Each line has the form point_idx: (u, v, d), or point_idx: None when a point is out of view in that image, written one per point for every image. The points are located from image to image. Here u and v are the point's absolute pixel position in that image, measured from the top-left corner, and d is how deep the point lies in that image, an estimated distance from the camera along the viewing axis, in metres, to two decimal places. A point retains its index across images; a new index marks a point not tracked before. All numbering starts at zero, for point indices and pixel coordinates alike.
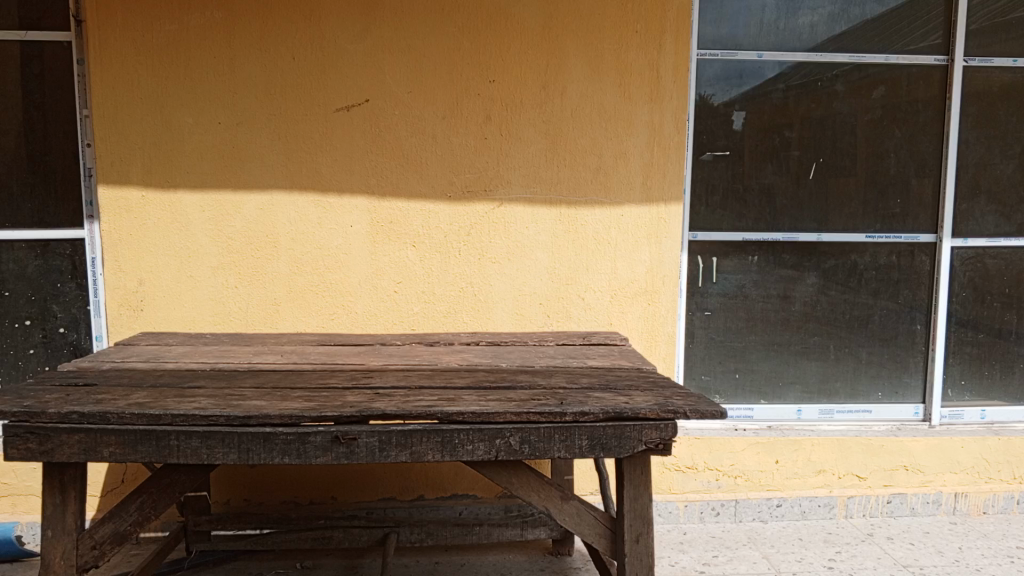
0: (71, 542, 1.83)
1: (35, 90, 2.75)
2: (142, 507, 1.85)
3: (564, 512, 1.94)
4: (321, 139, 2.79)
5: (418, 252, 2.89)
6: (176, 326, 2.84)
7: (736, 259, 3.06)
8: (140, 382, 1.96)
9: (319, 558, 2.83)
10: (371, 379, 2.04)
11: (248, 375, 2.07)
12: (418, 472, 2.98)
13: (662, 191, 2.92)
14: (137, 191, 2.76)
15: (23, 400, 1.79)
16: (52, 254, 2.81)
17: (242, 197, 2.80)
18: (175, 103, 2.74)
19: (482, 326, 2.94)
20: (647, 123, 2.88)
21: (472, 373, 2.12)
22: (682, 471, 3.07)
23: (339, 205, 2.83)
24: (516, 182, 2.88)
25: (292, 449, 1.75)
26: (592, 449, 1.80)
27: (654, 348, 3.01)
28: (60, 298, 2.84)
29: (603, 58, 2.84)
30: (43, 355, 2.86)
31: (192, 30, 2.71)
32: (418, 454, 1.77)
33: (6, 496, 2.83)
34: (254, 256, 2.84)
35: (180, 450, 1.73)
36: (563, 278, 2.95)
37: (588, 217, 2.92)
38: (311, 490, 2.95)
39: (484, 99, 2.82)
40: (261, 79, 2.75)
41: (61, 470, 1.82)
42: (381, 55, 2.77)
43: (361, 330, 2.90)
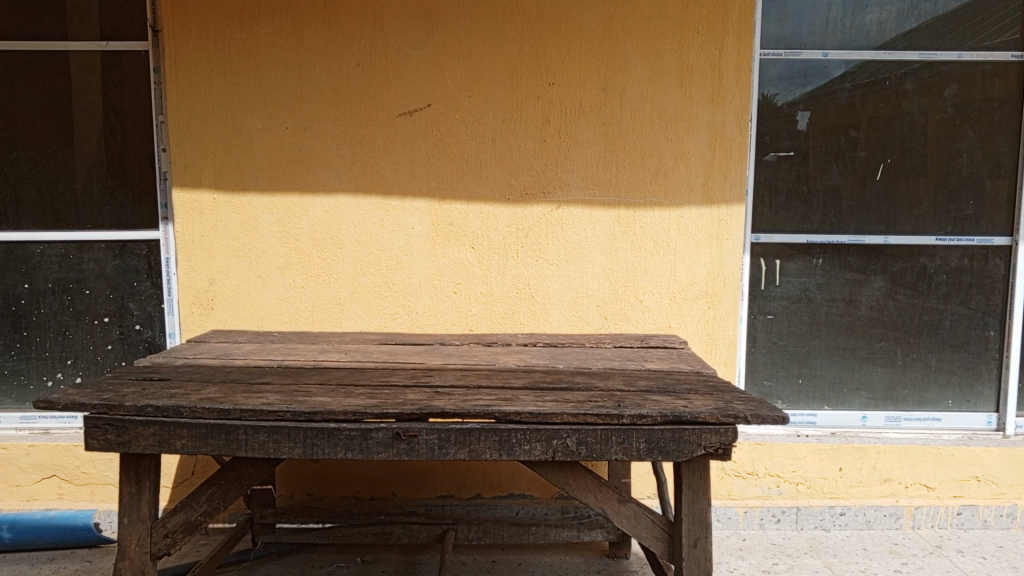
0: (145, 530, 1.92)
1: (115, 97, 2.88)
2: (212, 498, 1.92)
3: (620, 515, 1.94)
4: (384, 142, 2.85)
5: (476, 254, 2.92)
6: (245, 324, 2.93)
7: (800, 262, 3.00)
8: (210, 378, 2.04)
9: (378, 553, 2.88)
10: (431, 377, 2.07)
11: (313, 372, 2.13)
12: (476, 471, 3.02)
13: (723, 193, 2.89)
14: (209, 194, 2.86)
15: (103, 394, 1.88)
16: (129, 254, 2.94)
17: (308, 200, 2.88)
18: (245, 109, 2.83)
19: (539, 327, 2.96)
20: (708, 124, 2.85)
21: (530, 374, 2.14)
22: (742, 477, 3.02)
23: (401, 207, 2.89)
24: (574, 184, 2.89)
25: (355, 445, 1.79)
26: (650, 452, 1.80)
27: (714, 352, 2.97)
28: (136, 296, 2.97)
29: (664, 59, 2.83)
30: (119, 350, 3.00)
31: (261, 38, 2.80)
32: (476, 453, 1.79)
33: (86, 485, 2.97)
34: (320, 257, 2.91)
35: (248, 444, 1.79)
36: (622, 280, 2.94)
37: (647, 219, 2.91)
38: (372, 486, 3.01)
39: (543, 102, 2.84)
40: (326, 84, 2.82)
41: (137, 460, 1.91)
42: (442, 60, 2.81)
43: (421, 330, 2.95)
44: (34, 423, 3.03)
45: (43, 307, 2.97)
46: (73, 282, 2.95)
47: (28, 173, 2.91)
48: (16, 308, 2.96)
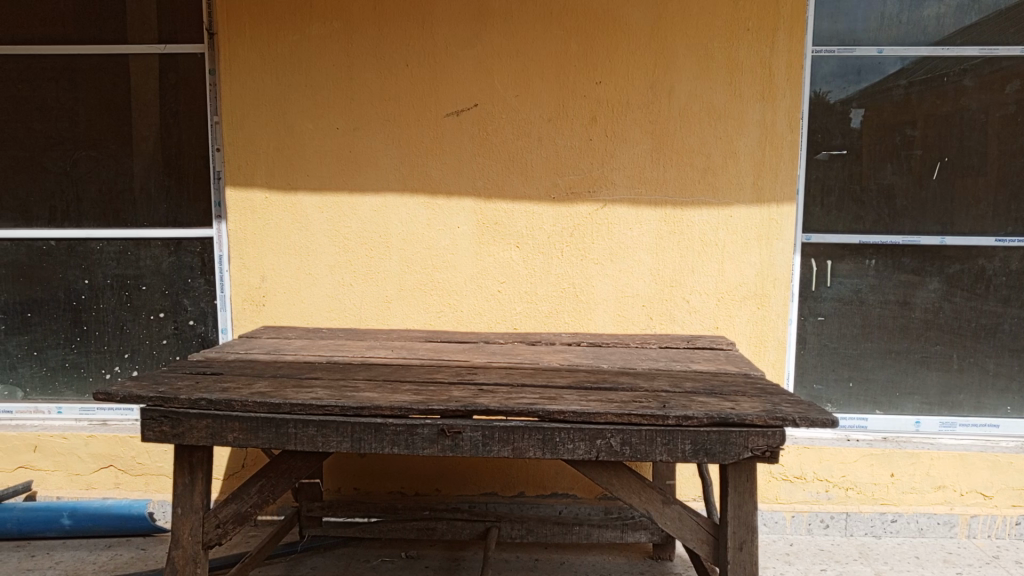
0: (198, 519, 1.97)
1: (171, 99, 2.96)
2: (262, 490, 1.96)
3: (665, 516, 1.93)
4: (431, 142, 2.88)
5: (522, 253, 2.93)
6: (295, 320, 2.99)
7: (852, 262, 2.94)
8: (261, 372, 2.09)
9: (423, 548, 2.91)
10: (475, 375, 2.09)
11: (361, 368, 2.16)
12: (520, 469, 3.02)
13: (774, 192, 2.84)
14: (261, 193, 2.93)
15: (158, 386, 1.94)
16: (184, 251, 3.02)
17: (357, 199, 2.92)
18: (297, 110, 2.88)
19: (583, 327, 2.95)
20: (758, 122, 2.81)
21: (574, 373, 2.14)
22: (790, 481, 2.98)
23: (448, 206, 2.91)
24: (621, 183, 2.88)
25: (401, 440, 1.81)
26: (695, 454, 1.78)
27: (763, 354, 2.93)
28: (190, 292, 3.05)
29: (713, 57, 2.80)
30: (174, 345, 3.08)
31: (312, 39, 2.85)
32: (520, 450, 1.80)
33: (141, 475, 3.06)
34: (368, 256, 2.95)
35: (298, 437, 1.83)
36: (668, 281, 2.92)
37: (694, 218, 2.88)
38: (417, 482, 3.04)
39: (590, 101, 2.83)
40: (375, 85, 2.86)
41: (190, 452, 1.96)
42: (489, 60, 2.82)
43: (466, 328, 2.97)
44: (92, 414, 3.12)
45: (102, 303, 3.07)
46: (131, 279, 3.05)
47: (89, 172, 3.01)
48: (77, 303, 3.07)
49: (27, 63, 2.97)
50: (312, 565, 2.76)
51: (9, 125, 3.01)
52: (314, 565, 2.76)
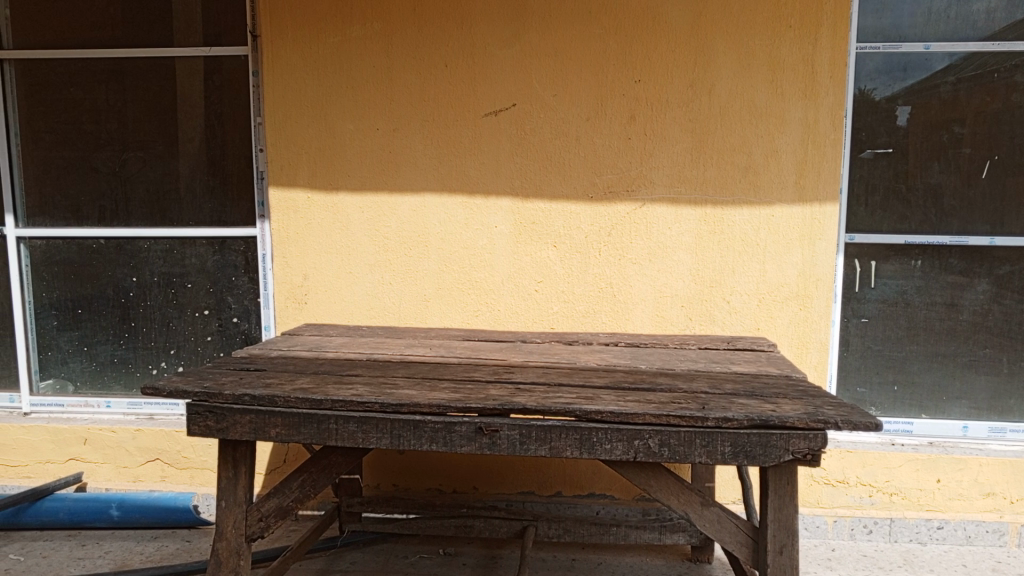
0: (241, 513, 2.01)
1: (216, 100, 3.02)
2: (302, 485, 1.99)
3: (703, 518, 1.91)
4: (470, 142, 2.89)
5: (559, 252, 2.93)
6: (336, 318, 3.03)
7: (897, 263, 2.88)
8: (303, 369, 2.12)
9: (460, 546, 2.93)
10: (513, 374, 2.09)
11: (400, 366, 2.18)
12: (557, 469, 3.02)
13: (817, 191, 2.80)
14: (303, 193, 2.97)
15: (203, 382, 1.99)
16: (228, 249, 3.08)
17: (397, 199, 2.95)
18: (338, 110, 2.92)
19: (621, 327, 2.94)
20: (801, 120, 2.77)
21: (612, 373, 2.14)
22: (832, 485, 2.93)
23: (485, 206, 2.92)
24: (660, 182, 2.86)
25: (439, 437, 1.82)
26: (735, 456, 1.77)
27: (805, 356, 2.89)
28: (234, 290, 3.10)
29: (754, 55, 2.76)
30: (218, 341, 3.14)
31: (353, 41, 2.88)
32: (557, 450, 1.81)
33: (186, 469, 3.12)
34: (407, 255, 2.98)
35: (338, 433, 1.85)
36: (708, 281, 2.90)
37: (735, 218, 2.85)
38: (454, 479, 3.06)
39: (629, 100, 2.82)
40: (415, 86, 2.88)
41: (234, 446, 2.00)
42: (528, 60, 2.83)
43: (504, 327, 2.98)
44: (139, 409, 3.20)
45: (149, 300, 3.14)
46: (177, 276, 3.12)
47: (137, 172, 3.09)
48: (125, 300, 3.15)
49: (78, 66, 3.05)
50: (351, 559, 2.80)
51: (61, 127, 3.10)
52: (353, 560, 2.80)
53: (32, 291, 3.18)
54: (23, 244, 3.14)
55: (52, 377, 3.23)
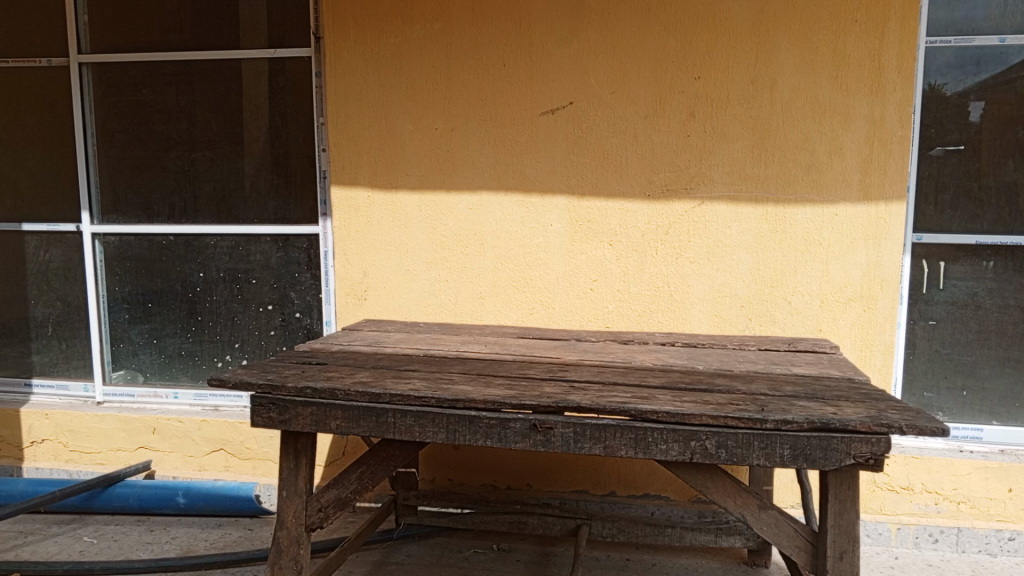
0: (301, 503, 2.06)
1: (280, 101, 3.10)
2: (361, 477, 2.04)
3: (761, 521, 1.88)
4: (527, 141, 2.90)
5: (615, 251, 2.92)
6: (394, 314, 3.08)
7: (967, 264, 2.79)
8: (362, 363, 2.16)
9: (514, 542, 2.95)
10: (568, 371, 2.10)
11: (456, 362, 2.20)
12: (611, 468, 3.01)
13: (882, 189, 2.73)
14: (364, 192, 3.03)
15: (267, 374, 2.05)
16: (292, 246, 3.16)
17: (454, 198, 2.98)
18: (398, 111, 2.97)
19: (678, 326, 2.92)
20: (866, 117, 2.70)
21: (668, 373, 2.12)
22: (896, 492, 2.85)
23: (542, 204, 2.93)
24: (719, 180, 2.82)
25: (494, 433, 1.84)
26: (794, 459, 1.74)
27: (869, 358, 2.82)
28: (297, 286, 3.18)
29: (818, 50, 2.70)
30: (281, 336, 3.22)
31: (413, 42, 2.92)
32: (612, 449, 1.80)
33: (249, 460, 3.20)
34: (463, 253, 3.01)
35: (396, 427, 1.89)
36: (769, 281, 2.85)
37: (797, 216, 2.80)
38: (508, 476, 3.07)
39: (688, 97, 2.79)
40: (473, 86, 2.90)
41: (295, 438, 2.05)
42: (586, 58, 2.82)
43: (559, 325, 2.98)
44: (205, 400, 3.30)
45: (215, 295, 3.24)
46: (242, 272, 3.21)
47: (205, 171, 3.19)
48: (193, 295, 3.26)
49: (150, 69, 3.17)
50: (406, 552, 2.84)
51: (134, 127, 3.22)
52: (408, 553, 2.84)
53: (105, 285, 3.31)
54: (98, 240, 3.28)
55: (123, 368, 3.36)
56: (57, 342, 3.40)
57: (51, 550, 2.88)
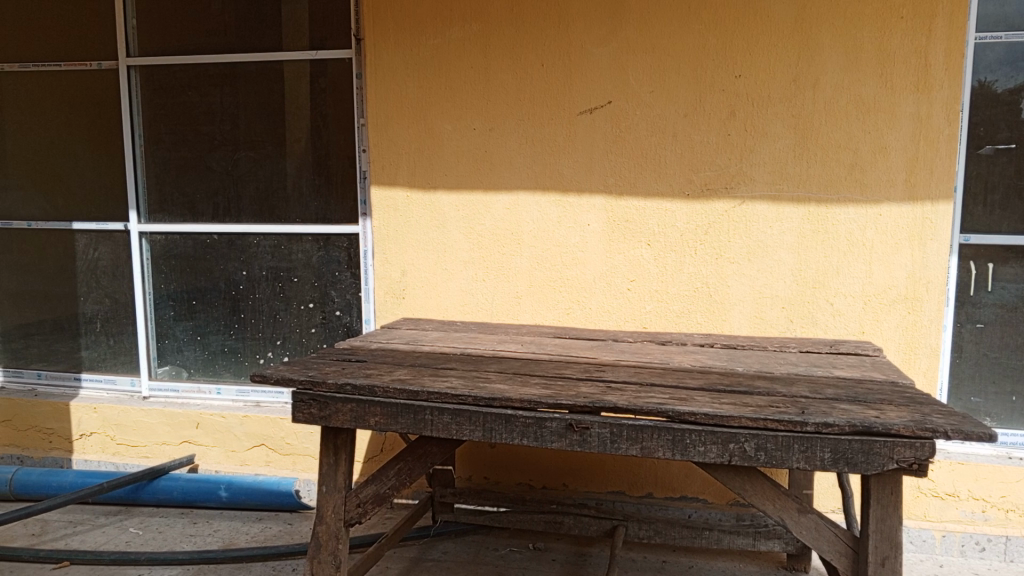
0: (340, 498, 2.09)
1: (321, 102, 3.14)
2: (399, 473, 2.06)
3: (800, 525, 1.86)
4: (565, 141, 2.90)
5: (653, 251, 2.90)
6: (432, 313, 3.10)
7: (1017, 266, 2.72)
8: (401, 361, 2.19)
9: (550, 542, 2.95)
10: (605, 372, 2.09)
11: (493, 361, 2.21)
12: (648, 470, 2.99)
13: (928, 189, 2.67)
14: (402, 192, 3.06)
15: (309, 371, 2.08)
16: (332, 245, 3.20)
17: (492, 198, 2.99)
18: (437, 111, 2.99)
19: (717, 327, 2.89)
20: (912, 115, 2.65)
21: (706, 374, 2.11)
22: (941, 498, 2.79)
23: (579, 204, 2.93)
24: (760, 179, 2.79)
25: (530, 432, 1.84)
26: (835, 463, 1.71)
27: (913, 361, 2.76)
28: (337, 285, 3.22)
29: (862, 47, 2.66)
30: (322, 333, 3.27)
31: (453, 43, 2.94)
32: (649, 450, 1.80)
33: (289, 455, 3.25)
34: (500, 253, 3.02)
35: (433, 424, 1.90)
36: (811, 282, 2.81)
37: (840, 216, 2.75)
38: (544, 476, 3.07)
39: (729, 95, 2.76)
40: (511, 85, 2.91)
41: (335, 433, 2.08)
42: (625, 57, 2.81)
43: (596, 325, 2.98)
44: (247, 396, 3.36)
45: (257, 293, 3.30)
46: (283, 271, 3.26)
47: (248, 171, 3.25)
48: (236, 293, 3.32)
49: (196, 72, 3.24)
50: (443, 549, 2.86)
51: (180, 128, 3.29)
52: (445, 551, 2.86)
53: (152, 283, 3.39)
54: (145, 239, 3.36)
55: (169, 363, 3.44)
56: (105, 337, 3.49)
57: (98, 540, 2.96)
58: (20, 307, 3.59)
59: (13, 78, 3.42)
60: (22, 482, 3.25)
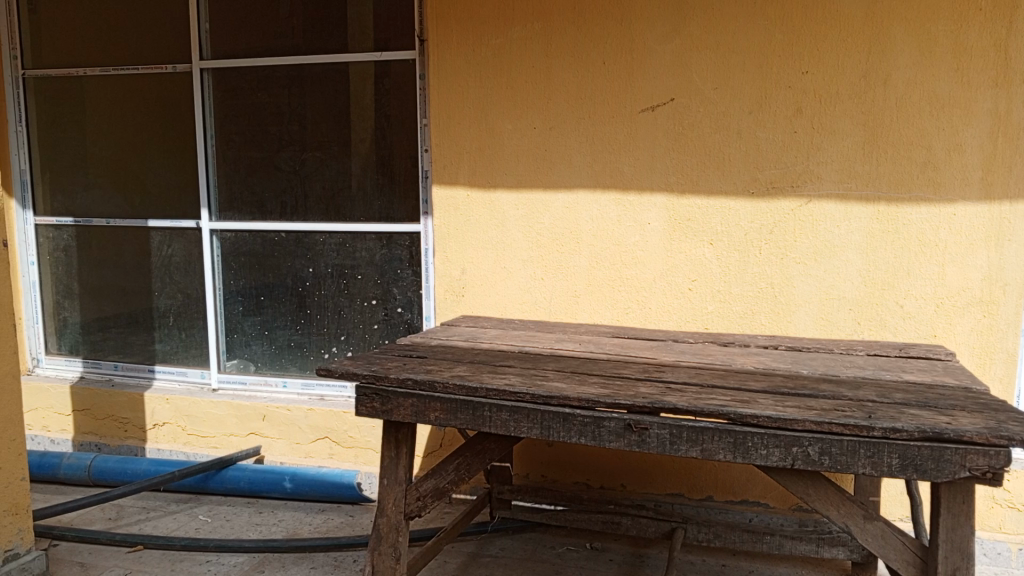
0: (401, 491, 2.12)
1: (384, 102, 3.20)
2: (459, 468, 2.09)
3: (866, 532, 1.82)
4: (625, 139, 2.88)
5: (715, 250, 2.86)
6: (490, 311, 3.12)
7: None
8: (460, 358, 2.21)
9: (607, 542, 2.94)
10: (665, 372, 2.08)
11: (552, 360, 2.22)
12: (707, 472, 2.96)
13: (1006, 188, 2.57)
14: (463, 191, 3.09)
15: (371, 366, 2.13)
16: (395, 244, 3.25)
17: (551, 197, 3.00)
18: (497, 110, 3.01)
19: (782, 329, 2.84)
20: (989, 111, 2.56)
21: (769, 377, 2.07)
22: (1018, 510, 2.68)
23: (640, 203, 2.91)
24: (828, 177, 2.72)
25: (588, 431, 1.85)
26: (903, 469, 1.67)
27: (989, 367, 2.67)
28: (399, 282, 3.27)
29: (937, 40, 2.57)
30: (384, 330, 3.33)
31: (514, 42, 2.96)
32: (709, 452, 1.78)
33: (351, 448, 3.31)
34: (559, 251, 3.02)
35: (492, 420, 1.92)
36: (880, 283, 2.73)
37: (911, 216, 2.67)
38: (601, 475, 3.07)
39: (795, 92, 2.71)
40: (573, 83, 2.91)
41: (396, 427, 2.12)
42: (688, 54, 2.78)
43: (656, 325, 2.95)
44: (312, 389, 3.44)
45: (323, 289, 3.38)
46: (348, 268, 3.33)
47: (314, 171, 3.33)
48: (302, 289, 3.41)
49: (265, 74, 3.34)
50: (500, 545, 2.89)
51: (249, 128, 3.39)
52: (502, 547, 2.88)
53: (222, 279, 3.50)
54: (215, 236, 3.47)
55: (237, 357, 3.54)
56: (178, 331, 3.63)
57: (170, 526, 3.08)
58: (98, 300, 3.75)
59: (93, 81, 3.58)
60: (99, 468, 3.40)
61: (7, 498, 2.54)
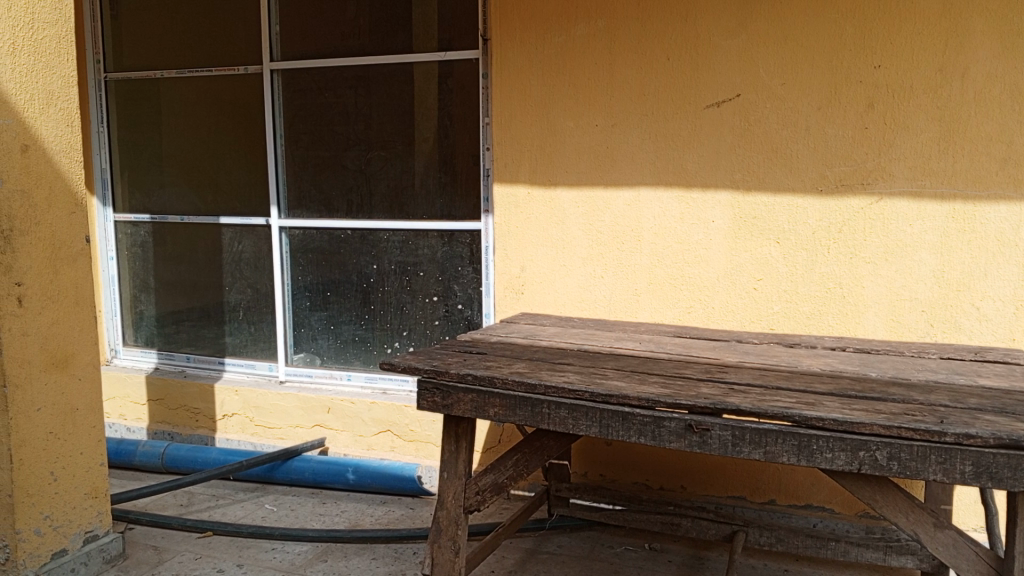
0: (460, 485, 2.15)
1: (447, 101, 3.23)
2: (517, 464, 2.10)
3: (936, 541, 1.76)
4: (689, 135, 2.85)
5: (782, 249, 2.81)
6: (550, 308, 3.13)
7: None
8: (520, 355, 2.23)
9: (666, 543, 2.91)
10: (727, 373, 2.05)
11: (612, 358, 2.21)
12: (770, 476, 2.90)
13: None
14: (524, 188, 3.10)
15: (432, 361, 2.16)
16: (456, 241, 3.28)
17: (612, 194, 2.98)
18: (560, 108, 3.01)
19: (850, 330, 2.77)
20: None
21: (835, 379, 2.02)
22: None
23: (704, 200, 2.87)
24: (900, 174, 2.64)
25: (648, 430, 1.84)
26: (977, 477, 1.61)
27: None
28: (460, 279, 3.31)
29: (1020, 33, 2.47)
30: (444, 326, 3.37)
31: (578, 40, 2.95)
32: (772, 455, 1.75)
33: (412, 442, 3.36)
34: (620, 249, 3.01)
35: (551, 418, 1.93)
36: (956, 283, 2.64)
37: (989, 215, 2.57)
38: (661, 476, 3.04)
39: (867, 87, 2.63)
40: (636, 80, 2.89)
41: (456, 422, 2.15)
42: (754, 49, 2.74)
43: (719, 325, 2.91)
44: (375, 383, 3.50)
45: (386, 285, 3.44)
46: (411, 264, 3.38)
47: (379, 170, 3.39)
48: (367, 285, 3.48)
49: (332, 74, 3.41)
50: (558, 543, 2.89)
51: (316, 128, 3.47)
52: (560, 544, 2.89)
53: (290, 275, 3.60)
54: (284, 233, 3.57)
55: (303, 350, 3.64)
56: (247, 325, 3.74)
57: (238, 513, 3.18)
58: (172, 294, 3.90)
59: (170, 84, 3.72)
60: (172, 456, 3.53)
61: (88, 482, 2.66)
